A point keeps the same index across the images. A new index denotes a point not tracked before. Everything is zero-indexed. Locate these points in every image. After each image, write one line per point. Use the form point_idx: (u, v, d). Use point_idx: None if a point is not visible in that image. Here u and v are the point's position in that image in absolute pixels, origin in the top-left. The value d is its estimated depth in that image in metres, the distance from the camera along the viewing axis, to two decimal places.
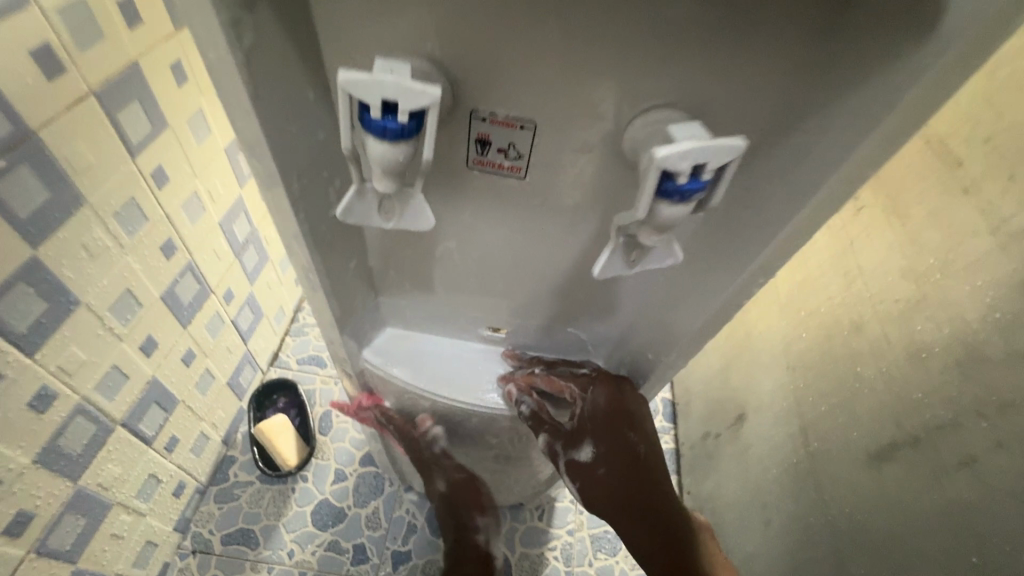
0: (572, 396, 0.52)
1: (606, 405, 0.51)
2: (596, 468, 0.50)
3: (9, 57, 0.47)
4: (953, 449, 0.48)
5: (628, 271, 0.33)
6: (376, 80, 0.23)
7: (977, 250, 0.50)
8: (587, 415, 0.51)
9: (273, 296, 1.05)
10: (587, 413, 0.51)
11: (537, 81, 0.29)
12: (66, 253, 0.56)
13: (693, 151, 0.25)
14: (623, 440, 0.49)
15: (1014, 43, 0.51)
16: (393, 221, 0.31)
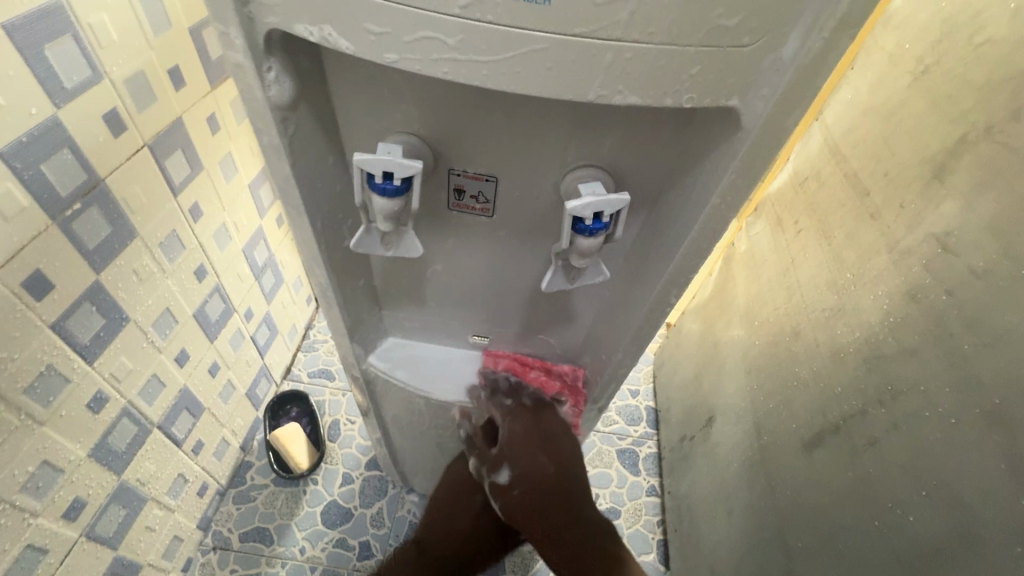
0: (498, 422, 0.59)
1: (530, 429, 0.58)
2: (509, 488, 0.56)
3: (88, 121, 0.58)
4: (863, 433, 0.57)
5: (570, 286, 0.43)
6: (376, 159, 0.33)
7: (878, 266, 0.60)
8: (511, 436, 0.57)
9: (287, 315, 1.16)
10: (506, 438, 0.57)
11: (494, 150, 0.39)
12: (121, 278, 0.67)
13: (593, 203, 0.35)
14: (534, 461, 0.56)
15: (901, 96, 0.62)
16: (391, 250, 0.42)
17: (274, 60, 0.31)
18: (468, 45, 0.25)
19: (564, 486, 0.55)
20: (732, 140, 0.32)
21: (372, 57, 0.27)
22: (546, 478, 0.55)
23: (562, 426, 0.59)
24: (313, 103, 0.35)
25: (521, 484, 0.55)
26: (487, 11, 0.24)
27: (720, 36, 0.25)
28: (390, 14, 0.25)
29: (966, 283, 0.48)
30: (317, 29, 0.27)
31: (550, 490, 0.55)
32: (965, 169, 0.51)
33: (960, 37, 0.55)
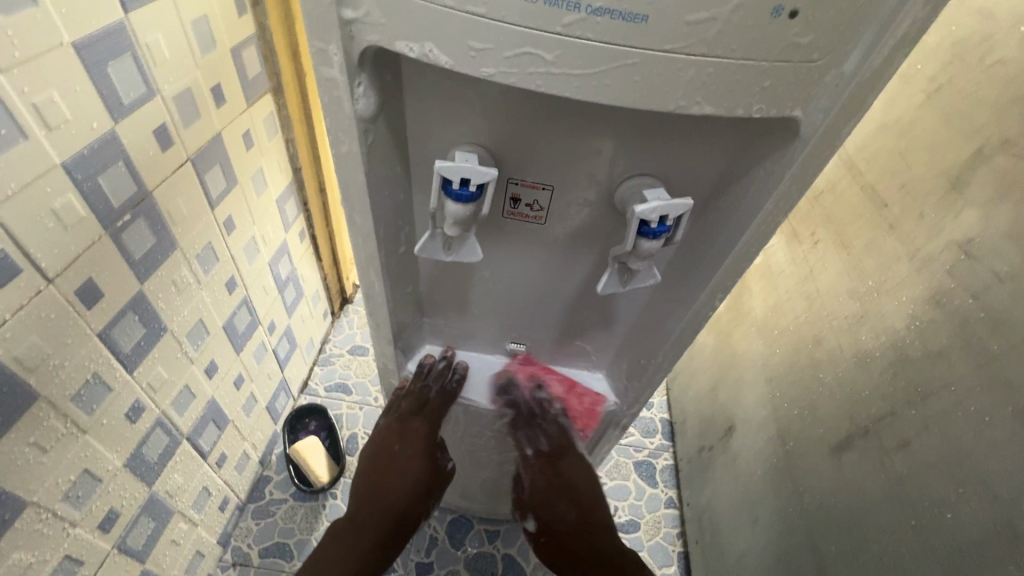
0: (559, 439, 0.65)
1: (545, 484, 0.64)
2: (539, 532, 0.65)
3: (141, 136, 0.60)
4: (892, 435, 0.58)
5: (622, 289, 0.45)
6: (458, 166, 0.36)
7: (900, 273, 0.62)
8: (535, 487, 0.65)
9: (305, 328, 1.17)
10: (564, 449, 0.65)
11: (552, 159, 0.41)
12: (162, 288, 0.68)
13: (660, 207, 0.37)
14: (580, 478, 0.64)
15: (914, 112, 0.65)
16: (453, 254, 0.44)
17: (364, 75, 0.34)
18: (564, 60, 0.28)
19: (583, 532, 0.62)
20: (789, 148, 0.34)
21: (471, 70, 0.29)
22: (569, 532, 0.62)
23: (585, 479, 0.64)
24: (389, 115, 0.38)
25: (547, 528, 0.64)
26: (588, 30, 0.26)
27: (794, 52, 0.28)
28: (496, 32, 0.27)
29: (991, 287, 0.50)
30: (420, 45, 0.29)
31: (565, 538, 0.62)
32: (983, 180, 0.54)
33: (971, 59, 0.59)
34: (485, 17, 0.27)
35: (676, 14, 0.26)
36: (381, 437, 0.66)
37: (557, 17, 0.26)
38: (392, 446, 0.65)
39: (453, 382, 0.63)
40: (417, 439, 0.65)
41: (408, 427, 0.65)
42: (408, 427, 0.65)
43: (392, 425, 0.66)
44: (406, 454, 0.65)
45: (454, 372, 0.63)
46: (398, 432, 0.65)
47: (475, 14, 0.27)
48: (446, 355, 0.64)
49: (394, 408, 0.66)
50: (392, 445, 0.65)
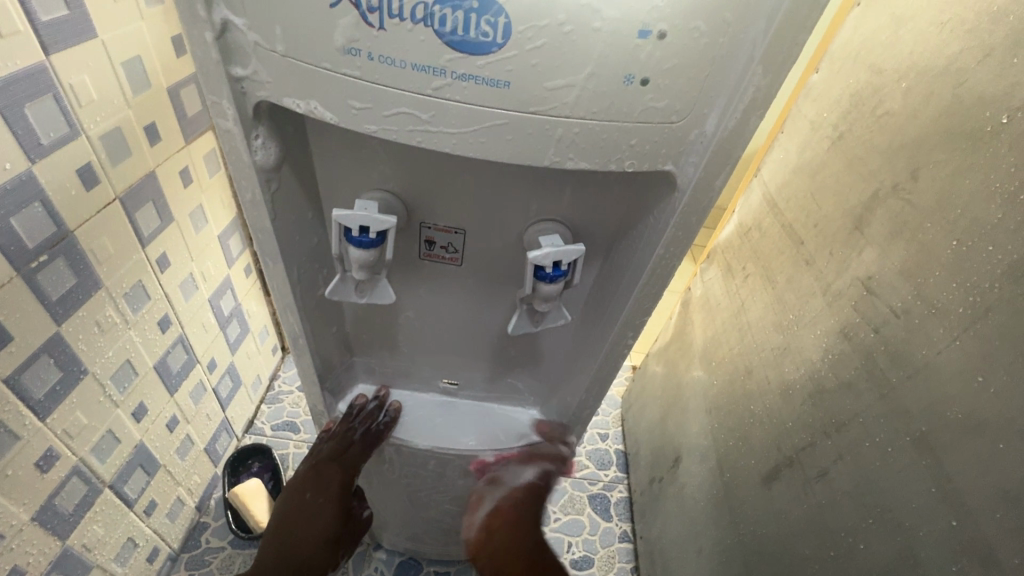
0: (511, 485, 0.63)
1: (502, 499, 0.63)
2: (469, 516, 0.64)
3: (62, 176, 0.59)
4: (812, 465, 0.60)
5: (534, 328, 0.47)
6: (355, 215, 0.37)
7: (815, 307, 0.65)
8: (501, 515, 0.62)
9: (251, 365, 1.13)
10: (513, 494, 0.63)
11: (461, 205, 0.42)
12: (83, 330, 0.66)
13: (552, 253, 0.39)
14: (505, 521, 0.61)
15: (822, 155, 0.70)
16: (365, 296, 0.45)
17: (262, 128, 0.35)
18: (439, 119, 0.29)
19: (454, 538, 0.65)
20: (671, 198, 0.36)
21: (354, 126, 0.30)
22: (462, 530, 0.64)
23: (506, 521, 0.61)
24: (295, 164, 0.39)
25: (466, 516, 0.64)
26: (455, 93, 0.28)
27: (653, 115, 0.30)
28: (371, 93, 0.29)
29: (888, 321, 0.53)
30: (304, 102, 0.30)
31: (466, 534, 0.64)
32: (880, 221, 0.57)
33: (865, 108, 0.63)
34: (359, 80, 0.28)
35: (535, 80, 0.27)
36: (292, 485, 0.62)
37: (426, 80, 0.28)
38: (303, 493, 0.61)
39: (381, 423, 0.62)
40: (332, 485, 0.62)
41: (325, 471, 0.61)
42: (323, 471, 0.62)
43: (307, 470, 0.62)
44: (319, 501, 0.61)
45: (385, 413, 0.63)
46: (312, 478, 0.62)
47: (351, 77, 0.28)
48: (378, 395, 0.64)
49: (314, 453, 0.63)
50: (303, 492, 0.61)
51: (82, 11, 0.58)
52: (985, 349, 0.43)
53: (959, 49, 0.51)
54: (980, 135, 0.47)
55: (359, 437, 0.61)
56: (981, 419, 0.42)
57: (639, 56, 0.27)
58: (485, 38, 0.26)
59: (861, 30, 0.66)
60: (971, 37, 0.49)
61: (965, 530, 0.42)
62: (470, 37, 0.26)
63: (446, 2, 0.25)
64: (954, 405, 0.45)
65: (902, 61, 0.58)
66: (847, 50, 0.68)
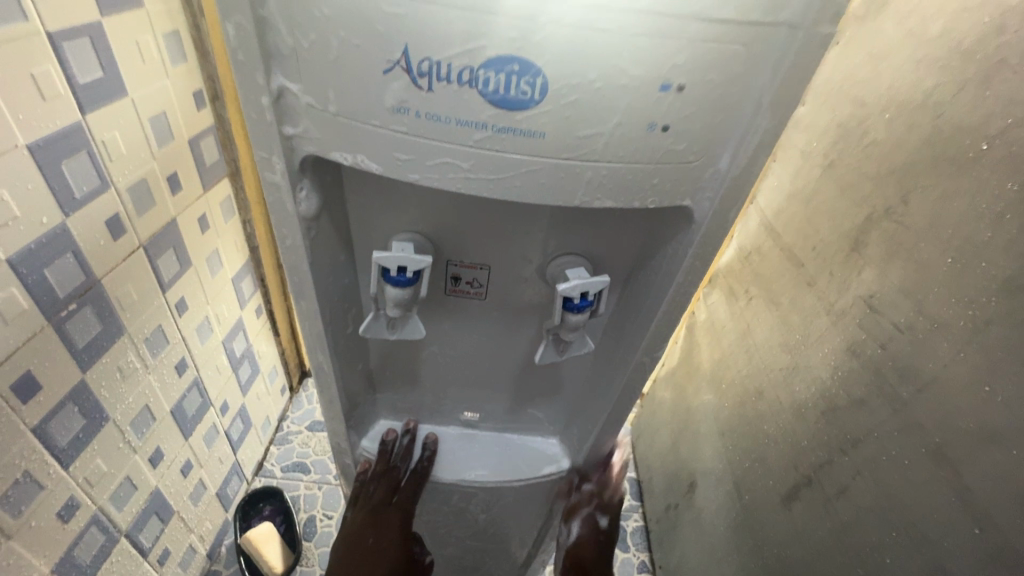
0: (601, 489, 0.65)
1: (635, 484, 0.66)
2: (599, 532, 0.64)
3: (92, 228, 0.61)
4: (832, 482, 0.61)
5: (560, 357, 0.49)
6: (394, 255, 0.39)
7: (821, 326, 0.67)
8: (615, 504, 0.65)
9: (261, 406, 1.13)
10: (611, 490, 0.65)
11: (486, 243, 0.45)
12: (105, 376, 0.67)
13: (580, 285, 0.41)
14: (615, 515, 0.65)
15: (815, 182, 0.73)
16: (397, 332, 0.46)
17: (306, 180, 0.37)
18: (478, 168, 0.32)
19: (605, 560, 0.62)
20: (687, 231, 0.39)
21: (398, 177, 0.33)
22: (583, 543, 0.63)
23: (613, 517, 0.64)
24: (333, 211, 0.41)
25: (590, 530, 0.64)
26: (494, 144, 0.31)
27: (672, 156, 0.33)
28: (417, 146, 0.31)
29: (894, 337, 0.55)
30: (352, 156, 0.33)
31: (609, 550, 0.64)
32: (877, 242, 0.60)
33: (853, 137, 0.67)
34: (406, 135, 0.31)
35: (568, 130, 0.30)
36: (346, 535, 0.63)
37: (468, 134, 0.31)
38: (365, 537, 0.62)
39: (422, 460, 0.64)
40: (391, 526, 0.63)
41: (383, 513, 0.64)
42: (381, 515, 0.64)
43: (364, 516, 0.64)
44: (379, 543, 0.62)
45: (424, 449, 0.64)
46: (371, 521, 0.63)
47: (398, 133, 0.31)
48: (408, 429, 0.64)
49: (366, 498, 0.64)
50: (365, 536, 0.62)
51: (116, 72, 0.61)
52: (990, 360, 0.45)
53: (935, 83, 0.55)
54: (963, 161, 0.50)
55: (417, 464, 0.64)
56: (995, 428, 0.44)
57: (661, 107, 0.30)
58: (523, 96, 0.29)
59: (843, 66, 0.71)
60: (946, 71, 0.53)
61: (990, 536, 0.43)
62: (509, 95, 0.29)
63: (490, 66, 0.28)
64: (967, 416, 0.47)
65: (884, 94, 0.62)
66: (830, 85, 0.73)
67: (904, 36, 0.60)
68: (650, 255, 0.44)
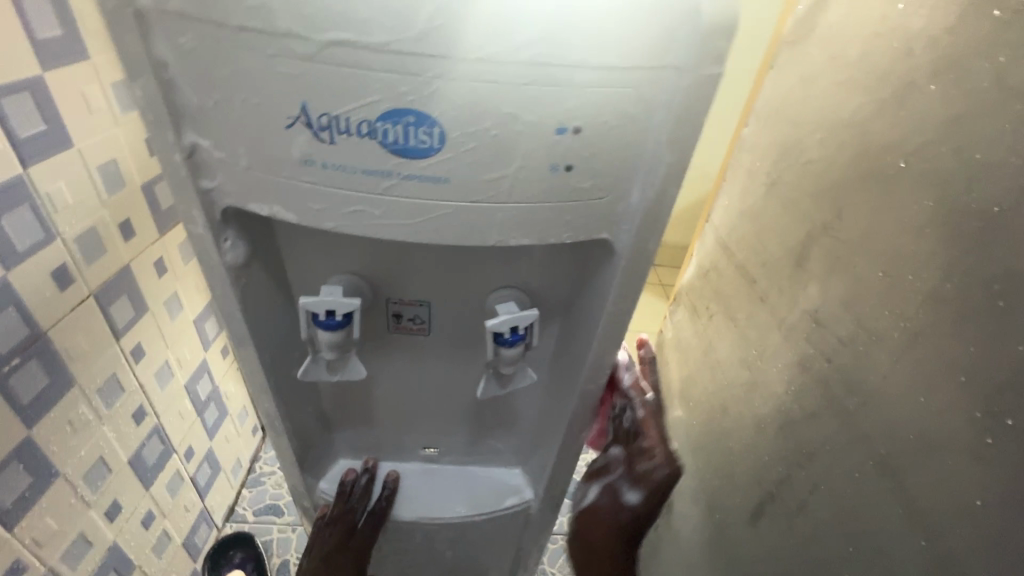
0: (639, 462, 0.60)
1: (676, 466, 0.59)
2: (622, 509, 0.60)
3: (36, 280, 0.61)
4: (793, 498, 0.61)
5: (504, 391, 0.49)
6: (320, 299, 0.40)
7: (774, 341, 0.68)
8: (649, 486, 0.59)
9: (231, 448, 1.11)
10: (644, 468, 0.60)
11: (422, 281, 0.45)
12: (55, 431, 0.66)
13: (508, 320, 0.42)
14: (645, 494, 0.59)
15: (760, 200, 0.75)
16: (338, 373, 0.47)
17: (230, 231, 0.38)
18: (389, 213, 0.33)
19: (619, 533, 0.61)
20: (612, 261, 0.40)
21: (314, 224, 0.34)
22: (600, 511, 0.61)
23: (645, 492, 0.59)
24: (264, 258, 0.42)
25: (609, 503, 0.61)
26: (401, 190, 0.32)
27: (581, 193, 0.33)
28: (328, 195, 0.32)
29: (838, 350, 0.57)
30: (268, 207, 0.34)
31: (639, 530, 0.60)
32: (818, 258, 0.61)
33: (791, 156, 0.69)
34: (315, 186, 0.32)
35: (471, 174, 0.31)
36: None
37: (375, 182, 0.31)
38: None
39: (381, 500, 0.62)
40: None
41: (336, 561, 0.62)
42: (335, 564, 0.62)
43: (318, 565, 0.62)
44: None
45: (383, 488, 0.62)
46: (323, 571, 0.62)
47: (307, 184, 0.32)
48: (367, 467, 0.63)
49: (320, 544, 0.63)
50: None
51: (60, 125, 0.61)
52: (920, 372, 0.46)
53: (857, 104, 0.57)
54: (886, 178, 0.52)
55: (371, 507, 0.62)
56: (930, 438, 0.45)
57: (560, 149, 0.31)
58: (423, 144, 0.30)
59: (779, 88, 0.74)
60: (865, 93, 0.56)
61: (934, 548, 0.44)
62: (409, 144, 0.30)
63: (386, 119, 0.29)
64: (906, 427, 0.47)
65: (814, 115, 0.65)
66: (770, 107, 0.75)
67: (828, 60, 0.63)
68: (581, 286, 0.45)
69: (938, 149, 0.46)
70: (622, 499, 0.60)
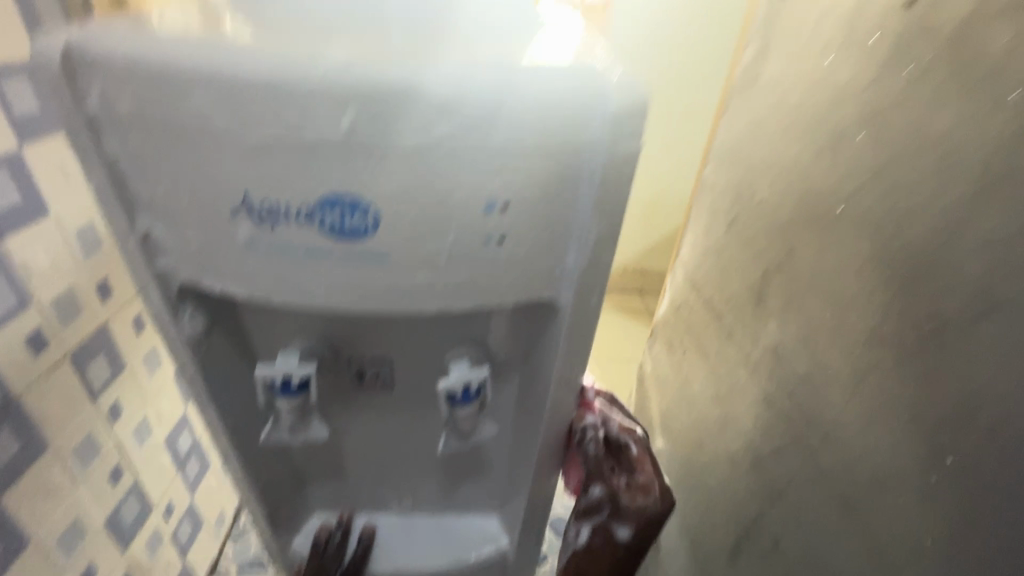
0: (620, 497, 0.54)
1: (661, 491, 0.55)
2: (616, 543, 0.55)
3: (9, 347, 0.61)
4: (766, 536, 0.61)
5: (466, 444, 0.51)
6: (276, 367, 0.43)
7: (741, 376, 0.70)
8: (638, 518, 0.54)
9: (214, 501, 1.09)
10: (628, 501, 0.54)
11: (381, 340, 0.47)
12: (26, 497, 0.65)
13: (458, 380, 0.44)
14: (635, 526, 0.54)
15: (722, 238, 0.78)
16: (301, 435, 0.48)
17: (189, 306, 0.41)
18: (331, 287, 0.35)
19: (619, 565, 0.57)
20: (556, 320, 0.41)
21: (262, 298, 0.37)
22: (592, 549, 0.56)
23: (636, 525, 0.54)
24: (225, 328, 0.44)
25: (602, 541, 0.55)
26: (341, 266, 0.35)
27: (516, 262, 0.36)
28: (274, 272, 0.35)
29: (798, 387, 0.58)
30: (220, 284, 0.37)
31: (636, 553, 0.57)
32: (774, 295, 0.63)
33: (745, 197, 0.72)
34: (262, 265, 0.35)
35: (405, 251, 0.34)
36: None
37: (317, 260, 0.34)
38: None
39: (358, 553, 0.61)
40: None
41: None
42: None
43: None
44: None
45: (361, 540, 0.61)
46: None
47: (259, 264, 0.35)
48: (342, 521, 0.63)
49: None
50: None
51: (36, 195, 0.63)
52: (870, 409, 0.47)
53: (798, 150, 0.60)
54: (828, 220, 0.54)
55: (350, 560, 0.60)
56: (880, 475, 0.46)
57: (488, 224, 0.34)
58: (358, 227, 0.33)
59: (732, 132, 0.77)
60: (804, 140, 0.59)
61: None
62: (345, 227, 0.33)
63: (322, 206, 0.32)
64: (861, 464, 0.48)
65: (763, 158, 0.68)
66: (725, 149, 0.79)
67: (771, 107, 0.67)
68: (530, 342, 0.47)
69: (868, 195, 0.48)
70: (612, 533, 0.55)
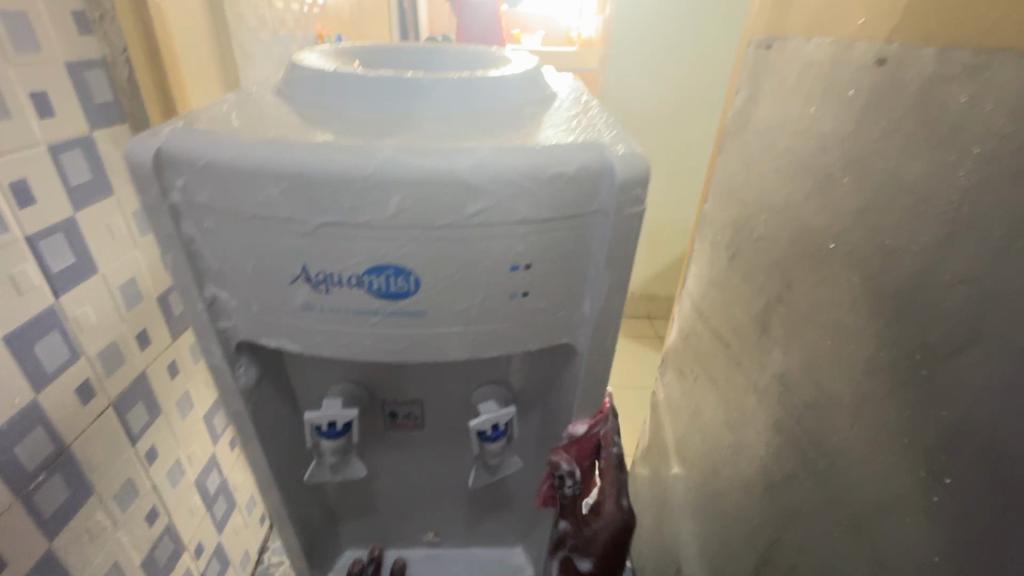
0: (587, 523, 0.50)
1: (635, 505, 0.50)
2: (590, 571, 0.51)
3: (61, 398, 0.66)
4: (783, 561, 0.63)
5: (493, 477, 0.53)
6: (323, 412, 0.46)
7: (750, 403, 0.73)
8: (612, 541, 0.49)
9: (239, 541, 1.11)
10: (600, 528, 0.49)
11: (413, 382, 0.51)
12: (73, 541, 0.69)
13: (488, 419, 0.47)
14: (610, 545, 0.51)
15: (724, 271, 0.82)
16: (339, 473, 0.52)
17: (243, 358, 0.45)
18: (376, 341, 0.40)
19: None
20: (575, 359, 0.46)
21: (314, 352, 0.41)
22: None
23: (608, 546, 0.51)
24: (271, 375, 0.49)
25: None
26: (385, 323, 0.39)
27: (537, 311, 0.41)
28: (326, 329, 0.40)
29: (804, 413, 0.61)
30: (276, 340, 0.42)
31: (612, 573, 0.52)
32: (777, 325, 0.67)
33: (744, 232, 0.76)
34: (315, 323, 0.40)
35: (443, 307, 0.39)
36: None
37: (364, 318, 0.39)
38: None
39: None
40: None
41: None
42: None
43: None
44: None
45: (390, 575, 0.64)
46: None
47: (311, 323, 0.40)
48: (373, 556, 0.65)
49: None
50: None
51: (87, 255, 0.69)
52: (869, 434, 0.51)
53: (790, 190, 0.65)
54: (821, 256, 0.58)
55: None
56: (884, 498, 0.48)
57: (514, 281, 0.39)
58: (402, 288, 0.38)
59: (728, 171, 0.82)
60: (795, 182, 0.64)
61: None
62: (390, 289, 0.38)
63: (371, 272, 0.37)
64: (866, 488, 0.51)
65: (758, 196, 0.72)
66: (723, 187, 0.83)
67: (763, 150, 0.72)
68: (550, 379, 0.51)
69: (855, 234, 0.53)
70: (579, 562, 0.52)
